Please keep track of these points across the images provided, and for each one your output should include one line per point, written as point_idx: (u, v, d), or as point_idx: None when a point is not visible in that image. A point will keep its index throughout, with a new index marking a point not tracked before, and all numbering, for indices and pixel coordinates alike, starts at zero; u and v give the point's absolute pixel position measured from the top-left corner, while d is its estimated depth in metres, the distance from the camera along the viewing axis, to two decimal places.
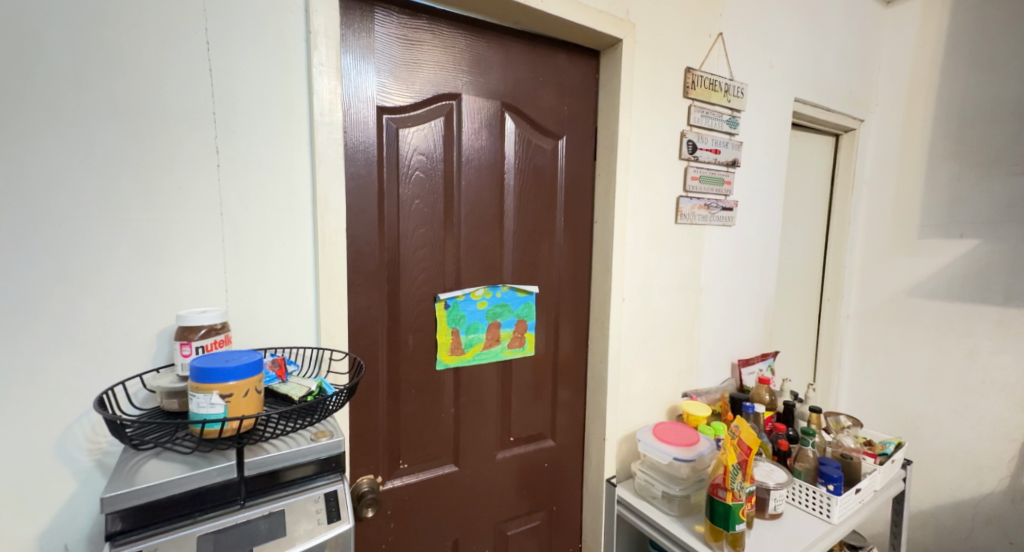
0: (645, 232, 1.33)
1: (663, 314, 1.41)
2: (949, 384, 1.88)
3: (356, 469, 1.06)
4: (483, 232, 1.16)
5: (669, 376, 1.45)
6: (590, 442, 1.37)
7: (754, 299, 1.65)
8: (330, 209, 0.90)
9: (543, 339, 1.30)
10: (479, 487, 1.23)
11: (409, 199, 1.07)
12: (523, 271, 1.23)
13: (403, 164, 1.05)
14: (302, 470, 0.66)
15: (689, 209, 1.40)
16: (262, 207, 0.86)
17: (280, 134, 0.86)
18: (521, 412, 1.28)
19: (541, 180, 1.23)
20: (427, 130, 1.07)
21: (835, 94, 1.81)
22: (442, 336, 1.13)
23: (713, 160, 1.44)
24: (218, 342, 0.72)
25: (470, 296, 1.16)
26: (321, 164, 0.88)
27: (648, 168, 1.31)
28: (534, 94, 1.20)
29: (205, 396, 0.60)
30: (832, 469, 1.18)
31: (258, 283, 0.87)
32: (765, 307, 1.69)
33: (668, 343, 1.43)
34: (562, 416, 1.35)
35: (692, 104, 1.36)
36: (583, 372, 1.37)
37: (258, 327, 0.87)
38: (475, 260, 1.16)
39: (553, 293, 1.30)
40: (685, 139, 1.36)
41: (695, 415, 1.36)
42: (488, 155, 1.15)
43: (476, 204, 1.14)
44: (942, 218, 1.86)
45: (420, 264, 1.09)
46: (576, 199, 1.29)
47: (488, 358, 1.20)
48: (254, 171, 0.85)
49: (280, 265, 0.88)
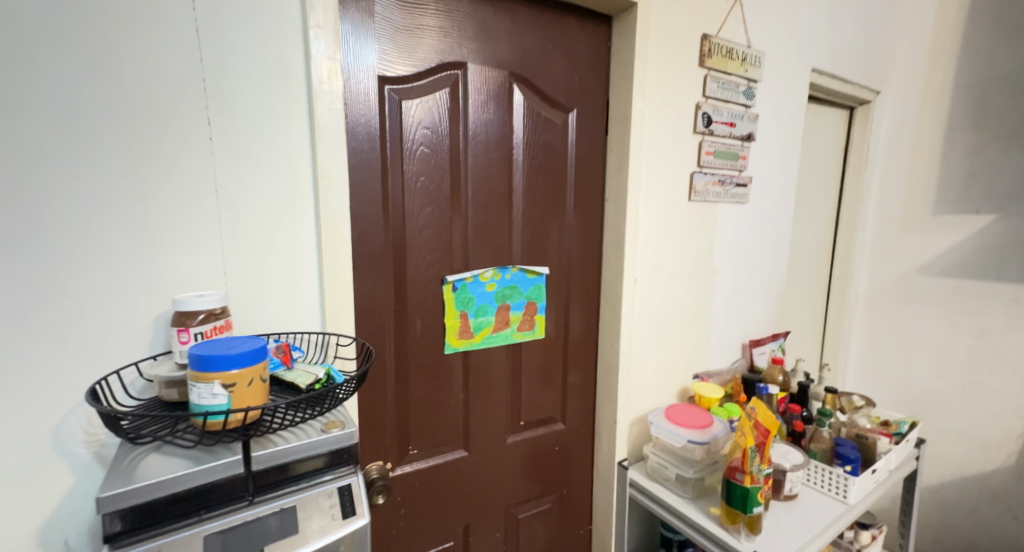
0: (658, 210, 1.28)
1: (674, 293, 1.37)
2: (959, 362, 1.87)
3: (365, 456, 1.04)
4: (490, 211, 1.11)
5: (680, 359, 1.43)
6: (601, 424, 1.35)
7: (762, 289, 1.64)
8: (333, 186, 0.85)
9: (553, 321, 1.26)
10: (490, 471, 1.21)
11: (414, 176, 1.02)
12: (533, 251, 1.19)
13: (407, 140, 1.00)
14: (312, 463, 0.62)
15: (702, 186, 1.35)
16: (259, 184, 0.81)
17: (277, 106, 0.81)
18: (532, 396, 1.25)
19: (550, 156, 1.18)
20: (431, 101, 1.01)
21: (851, 65, 1.75)
22: (450, 319, 1.10)
23: (728, 134, 1.38)
24: (218, 329, 0.67)
25: (478, 279, 1.12)
26: (321, 139, 0.83)
27: (662, 144, 1.26)
28: (543, 63, 1.14)
29: (207, 386, 0.56)
30: (849, 450, 1.16)
31: (259, 269, 0.82)
32: (774, 296, 1.69)
33: (679, 325, 1.41)
34: (573, 399, 1.32)
35: (707, 75, 1.30)
36: (593, 354, 1.34)
37: (259, 312, 0.83)
38: (483, 242, 1.12)
39: (564, 273, 1.26)
40: (700, 112, 1.30)
41: (707, 397, 1.34)
42: (496, 129, 1.10)
43: (483, 180, 1.10)
44: (956, 195, 1.84)
45: (427, 246, 1.05)
46: (587, 175, 1.24)
47: (497, 341, 1.17)
48: (250, 145, 0.79)
49: (281, 246, 0.83)
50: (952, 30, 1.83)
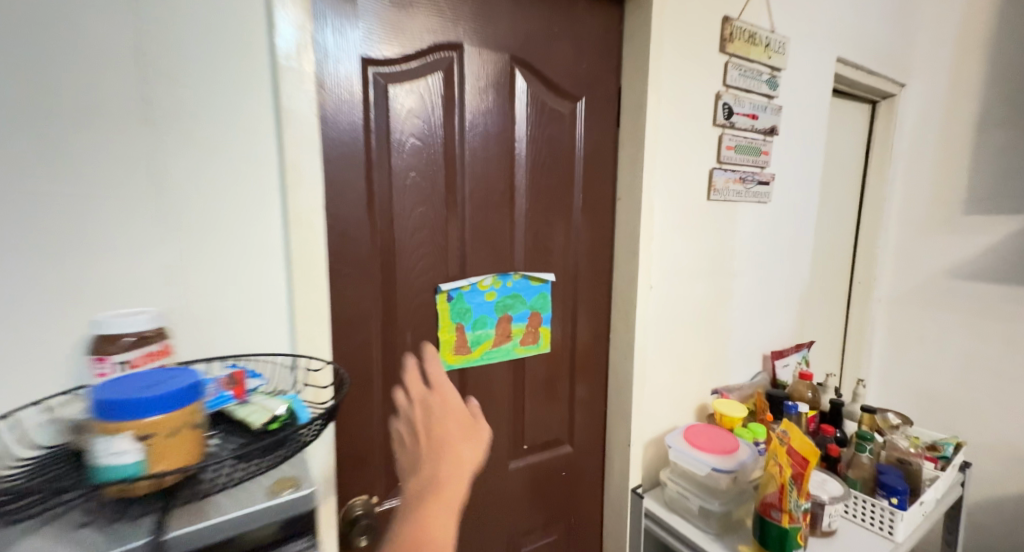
0: (676, 210, 1.16)
1: (692, 301, 1.25)
2: (992, 372, 1.74)
3: (348, 489, 0.91)
4: (490, 212, 0.99)
5: (698, 372, 1.31)
6: (613, 447, 1.22)
7: (784, 296, 1.52)
8: (302, 180, 0.73)
9: (560, 333, 1.14)
10: (490, 502, 1.08)
11: (403, 171, 0.90)
12: (537, 256, 1.07)
13: (396, 130, 0.88)
14: (257, 537, 0.47)
15: (722, 183, 1.23)
16: (212, 177, 0.68)
17: (234, 84, 0.68)
18: (536, 417, 1.13)
19: (556, 150, 1.06)
20: (422, 87, 0.89)
21: (877, 55, 1.63)
22: (444, 333, 0.98)
23: (751, 127, 1.26)
24: (150, 355, 0.55)
25: (476, 287, 1.00)
26: (286, 123, 0.71)
27: (680, 135, 1.13)
28: (549, 47, 1.02)
29: (111, 441, 0.43)
30: (894, 480, 1.02)
31: (210, 278, 0.69)
32: (796, 303, 1.56)
33: (697, 336, 1.28)
34: (581, 419, 1.20)
35: (729, 61, 1.18)
36: (604, 369, 1.22)
37: (214, 330, 0.70)
38: (481, 246, 0.99)
39: (571, 280, 1.13)
40: (720, 102, 1.18)
41: (730, 416, 1.22)
42: (496, 119, 0.98)
43: (482, 176, 0.98)
44: (989, 193, 1.72)
45: (418, 251, 0.93)
46: (597, 171, 1.12)
47: (498, 357, 1.05)
48: (201, 130, 0.66)
49: (241, 251, 0.70)
50: (982, 18, 1.71)
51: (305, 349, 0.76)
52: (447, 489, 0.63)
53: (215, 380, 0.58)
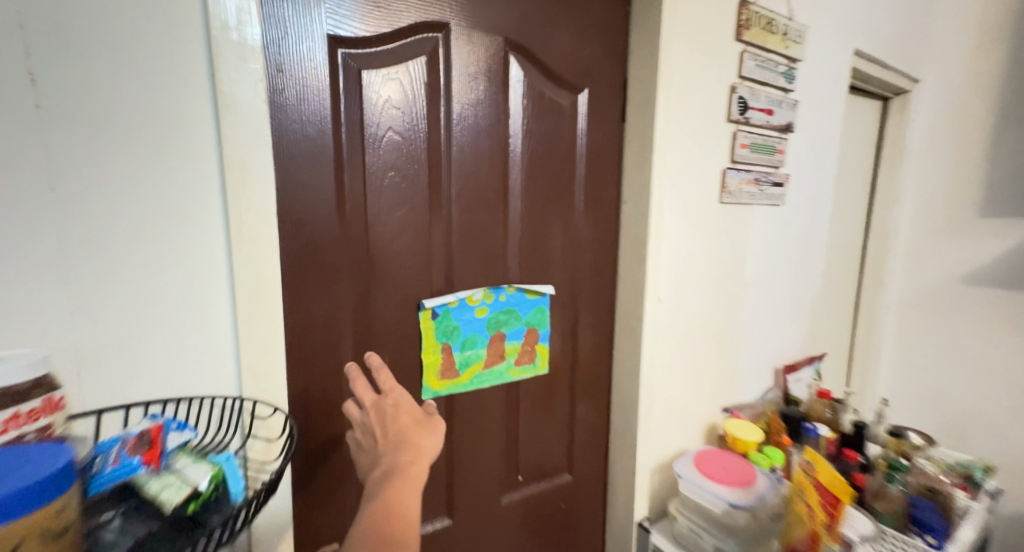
0: (686, 215, 1.05)
1: (702, 314, 1.14)
2: (1008, 384, 1.66)
3: (316, 537, 0.79)
4: (480, 216, 0.88)
5: (708, 390, 1.20)
6: (616, 474, 1.11)
7: (796, 305, 1.42)
8: (247, 182, 0.61)
9: (558, 351, 1.02)
10: (480, 541, 0.97)
11: (380, 170, 0.78)
12: (534, 266, 0.95)
13: (371, 123, 0.76)
14: None
15: (735, 185, 1.13)
16: (127, 176, 0.55)
17: (155, 61, 0.55)
18: (532, 444, 1.01)
19: (555, 147, 0.94)
20: (402, 72, 0.77)
21: (893, 48, 1.53)
22: (429, 355, 0.86)
23: (766, 123, 1.15)
24: (33, 413, 0.46)
25: (465, 302, 0.88)
26: (229, 112, 0.59)
27: (692, 132, 1.02)
28: (549, 29, 0.90)
29: None
30: (930, 517, 0.93)
31: (132, 303, 0.56)
32: (807, 312, 1.47)
33: (707, 352, 1.18)
34: (581, 445, 1.09)
35: (745, 50, 1.07)
36: (606, 389, 1.11)
37: (133, 365, 0.57)
38: (470, 255, 0.88)
39: (571, 292, 1.02)
40: (735, 96, 1.07)
41: (744, 440, 1.10)
42: (487, 111, 0.86)
43: (471, 176, 0.86)
44: (1006, 196, 1.63)
45: (398, 261, 0.81)
46: (599, 170, 1.01)
47: (489, 380, 0.93)
48: (122, 120, 0.54)
49: (169, 267, 0.58)
50: (1000, 11, 1.63)
51: (253, 384, 0.64)
52: (417, 472, 0.55)
53: (120, 447, 0.47)
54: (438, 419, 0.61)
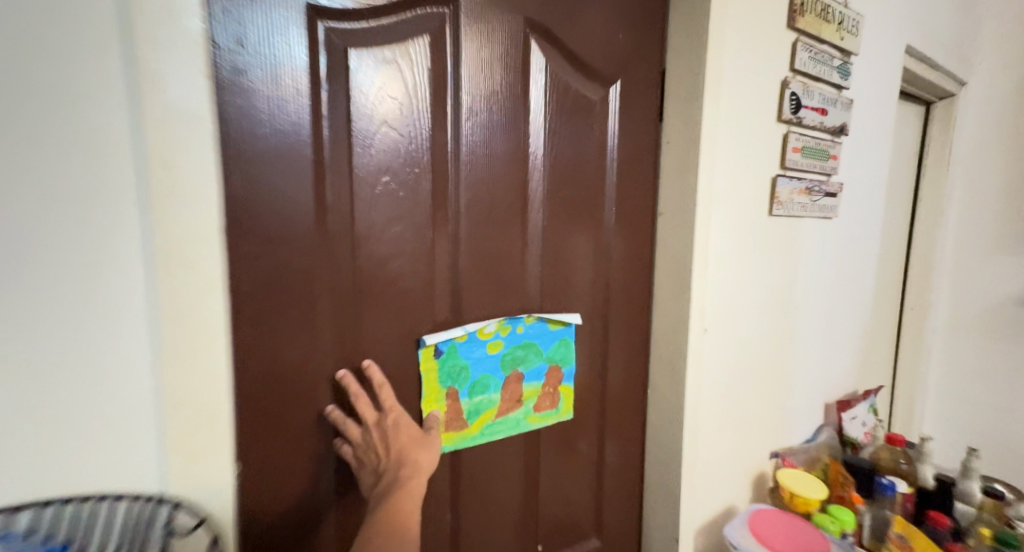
0: (734, 230, 0.90)
1: (750, 344, 0.98)
2: None
3: None
4: (494, 231, 0.72)
5: (756, 433, 1.03)
6: (652, 536, 0.94)
7: (847, 332, 1.25)
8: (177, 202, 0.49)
9: (587, 392, 0.86)
10: None
11: (372, 175, 0.63)
12: (557, 291, 0.80)
13: (360, 116, 0.61)
14: None
15: (787, 195, 0.97)
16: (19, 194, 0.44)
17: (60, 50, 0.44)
18: (554, 505, 0.85)
19: (583, 149, 0.79)
20: (400, 55, 0.63)
21: (943, 46, 1.39)
22: (431, 403, 0.70)
23: (819, 125, 1.01)
24: None
25: (475, 337, 0.72)
26: (155, 113, 0.47)
27: (740, 133, 0.87)
28: (578, 10, 0.75)
29: None
30: None
31: (19, 360, 0.45)
32: (858, 339, 1.30)
33: (756, 388, 1.01)
34: (611, 503, 0.92)
35: (798, 40, 0.93)
36: (641, 435, 0.94)
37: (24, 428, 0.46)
38: (481, 279, 0.72)
39: (602, 321, 0.86)
40: (788, 92, 0.92)
41: (806, 498, 0.93)
42: (503, 105, 0.71)
43: (483, 183, 0.71)
44: None
45: (393, 288, 0.66)
46: (634, 178, 0.85)
47: (504, 430, 0.77)
48: (23, 120, 0.44)
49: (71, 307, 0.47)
50: None
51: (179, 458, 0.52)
52: (416, 488, 0.56)
53: None
54: (435, 438, 0.62)
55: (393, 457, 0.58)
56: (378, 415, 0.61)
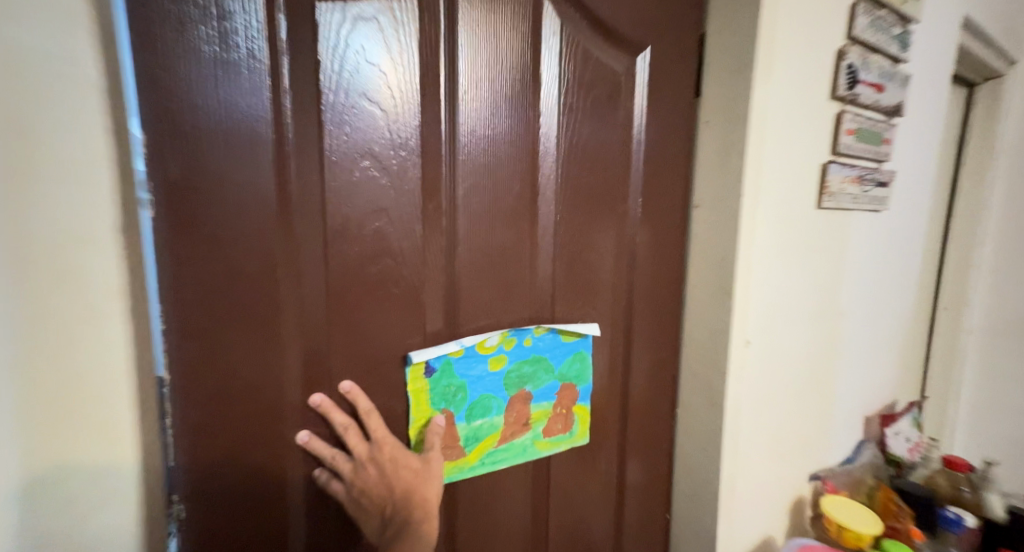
0: (781, 226, 0.77)
1: (793, 356, 0.86)
2: None
3: None
4: (499, 227, 0.61)
5: (797, 455, 0.91)
6: None
7: (890, 338, 1.12)
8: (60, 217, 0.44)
9: (607, 411, 0.75)
10: None
11: (348, 160, 0.52)
12: (574, 296, 0.68)
13: (332, 88, 0.50)
14: None
15: (838, 184, 0.84)
16: None
17: None
18: (568, 539, 0.74)
19: (606, 130, 0.67)
20: (382, 12, 0.51)
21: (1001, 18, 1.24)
22: (419, 430, 0.59)
23: (874, 103, 0.87)
24: None
25: (473, 353, 0.61)
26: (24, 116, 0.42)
27: (792, 111, 0.75)
28: None
29: None
30: None
31: None
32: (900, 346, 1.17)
33: (797, 405, 0.89)
34: (633, 535, 0.81)
35: (857, 2, 0.79)
36: (667, 459, 0.83)
37: None
38: (483, 284, 0.61)
39: (626, 331, 0.74)
40: (844, 64, 0.79)
41: (857, 533, 0.81)
42: (510, 77, 0.60)
43: (486, 170, 0.59)
44: None
45: (377, 295, 0.55)
46: (665, 165, 0.73)
47: (507, 459, 0.66)
48: None
49: None
50: None
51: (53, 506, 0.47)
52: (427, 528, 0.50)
53: None
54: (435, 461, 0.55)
55: (396, 499, 0.51)
56: (369, 448, 0.53)
